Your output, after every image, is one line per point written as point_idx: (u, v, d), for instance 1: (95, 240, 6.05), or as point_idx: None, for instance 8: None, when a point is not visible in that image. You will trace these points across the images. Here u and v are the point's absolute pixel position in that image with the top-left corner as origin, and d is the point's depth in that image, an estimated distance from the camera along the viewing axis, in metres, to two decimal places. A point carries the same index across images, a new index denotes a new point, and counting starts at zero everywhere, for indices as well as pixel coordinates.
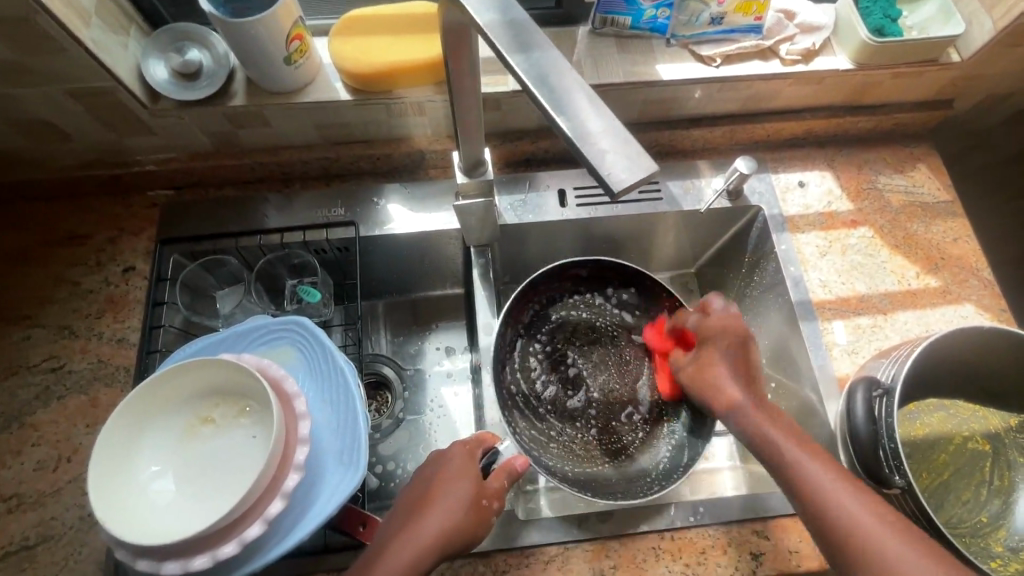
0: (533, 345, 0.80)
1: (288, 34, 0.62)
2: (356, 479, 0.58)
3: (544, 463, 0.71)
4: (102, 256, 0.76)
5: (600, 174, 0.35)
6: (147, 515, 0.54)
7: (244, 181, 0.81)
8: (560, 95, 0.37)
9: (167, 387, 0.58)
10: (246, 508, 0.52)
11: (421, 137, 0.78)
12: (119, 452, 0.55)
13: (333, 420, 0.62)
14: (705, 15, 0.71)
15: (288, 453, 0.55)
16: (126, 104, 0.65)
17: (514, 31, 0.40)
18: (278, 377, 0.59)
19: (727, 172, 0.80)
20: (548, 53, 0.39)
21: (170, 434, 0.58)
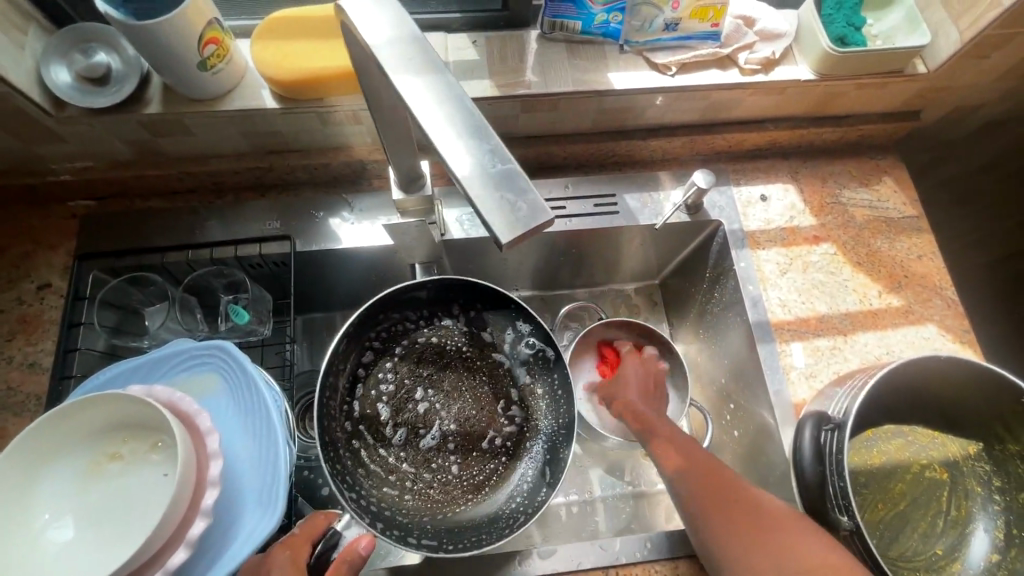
0: (368, 386, 0.71)
1: (202, 38, 0.57)
2: (275, 520, 0.54)
3: (390, 522, 0.63)
4: (14, 273, 0.70)
5: (490, 218, 0.32)
6: (41, 565, 0.51)
7: (174, 191, 0.76)
8: (453, 131, 0.34)
9: (65, 425, 0.53)
10: (145, 560, 0.48)
11: (362, 146, 0.74)
12: (9, 497, 0.51)
13: (255, 454, 0.58)
14: (659, 20, 0.67)
15: (196, 496, 0.51)
16: (27, 112, 0.60)
17: (412, 49, 0.36)
18: (190, 411, 0.55)
19: (685, 186, 0.76)
20: (443, 79, 0.36)
21: (71, 473, 0.54)
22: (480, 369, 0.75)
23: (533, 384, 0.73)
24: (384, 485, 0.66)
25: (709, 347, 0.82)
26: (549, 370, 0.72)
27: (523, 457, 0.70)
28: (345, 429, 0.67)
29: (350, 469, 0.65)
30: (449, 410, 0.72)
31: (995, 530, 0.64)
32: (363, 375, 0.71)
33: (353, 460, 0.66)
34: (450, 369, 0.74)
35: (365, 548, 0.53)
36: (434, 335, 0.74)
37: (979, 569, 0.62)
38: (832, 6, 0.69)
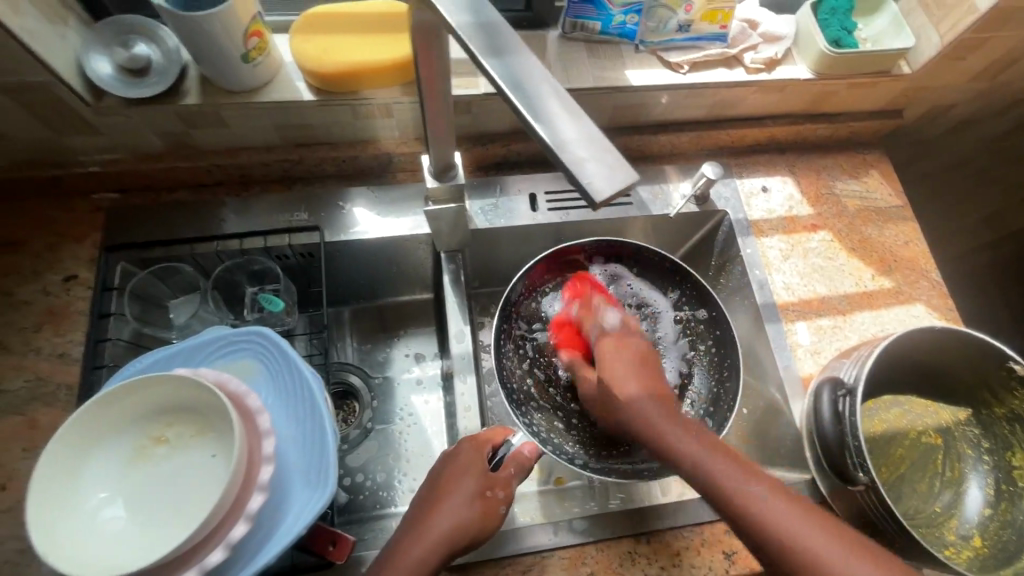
0: (549, 332, 0.77)
1: (246, 31, 0.59)
2: (326, 496, 0.56)
3: (558, 453, 0.68)
4: (39, 265, 0.70)
5: (579, 181, 0.34)
6: (95, 547, 0.50)
7: (199, 184, 0.77)
8: (537, 103, 0.36)
9: (114, 408, 0.54)
10: (206, 534, 0.49)
11: (388, 140, 0.76)
12: (59, 481, 0.51)
13: (302, 435, 0.59)
14: (672, 22, 0.72)
15: (251, 473, 0.52)
16: (66, 101, 0.60)
17: (489, 35, 0.39)
18: (240, 392, 0.56)
19: (694, 178, 0.81)
20: (524, 59, 0.39)
21: (119, 457, 0.54)
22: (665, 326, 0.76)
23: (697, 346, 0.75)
24: (553, 422, 0.72)
25: None
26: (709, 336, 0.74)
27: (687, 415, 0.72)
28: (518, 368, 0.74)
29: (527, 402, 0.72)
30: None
31: (986, 487, 0.69)
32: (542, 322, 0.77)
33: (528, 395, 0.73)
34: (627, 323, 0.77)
35: (529, 452, 0.61)
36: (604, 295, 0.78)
37: (974, 523, 0.68)
38: (826, 12, 0.75)
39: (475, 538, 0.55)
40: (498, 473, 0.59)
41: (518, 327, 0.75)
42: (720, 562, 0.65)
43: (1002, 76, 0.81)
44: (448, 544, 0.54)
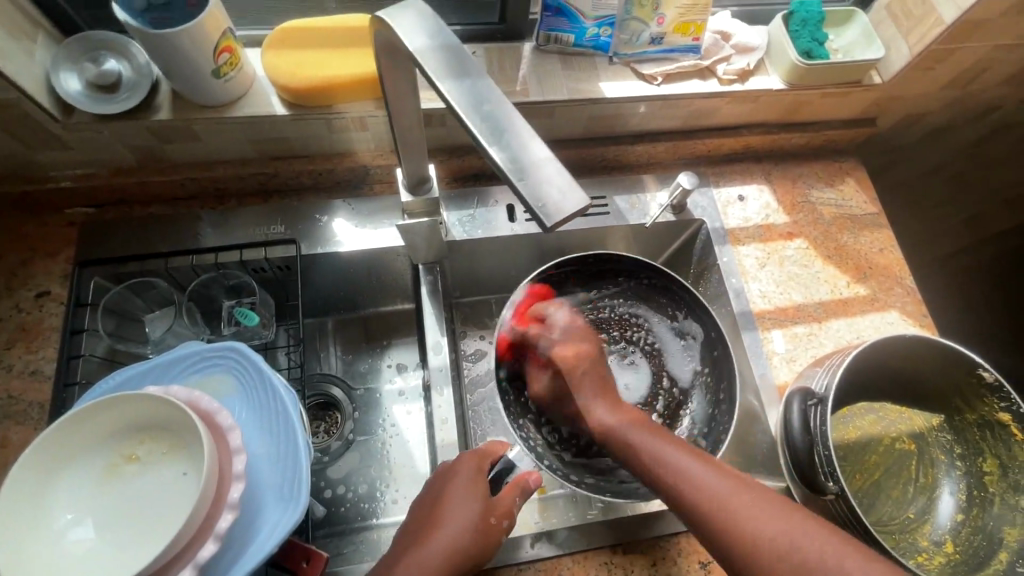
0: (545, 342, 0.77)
1: (217, 47, 0.59)
2: (298, 513, 0.55)
3: (552, 468, 0.68)
4: (12, 281, 0.70)
5: (534, 205, 0.34)
6: (62, 569, 0.50)
7: (175, 198, 0.76)
8: (494, 126, 0.37)
9: (82, 428, 0.53)
10: (173, 555, 0.48)
11: (365, 152, 0.76)
12: (26, 502, 0.50)
13: (276, 452, 0.59)
14: (645, 34, 0.73)
15: (221, 492, 0.52)
16: (35, 117, 0.60)
17: (451, 58, 0.40)
18: (211, 410, 0.56)
19: (670, 187, 0.82)
20: (482, 81, 0.39)
21: (88, 477, 0.54)
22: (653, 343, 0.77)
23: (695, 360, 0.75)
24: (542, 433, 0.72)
25: None
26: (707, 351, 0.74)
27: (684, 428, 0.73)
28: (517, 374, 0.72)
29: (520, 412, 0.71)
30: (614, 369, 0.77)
31: (959, 493, 0.70)
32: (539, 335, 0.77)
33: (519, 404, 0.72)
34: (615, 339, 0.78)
35: (534, 481, 0.60)
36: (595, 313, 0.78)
37: (946, 529, 0.68)
38: (797, 23, 0.76)
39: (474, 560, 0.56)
40: (500, 501, 0.59)
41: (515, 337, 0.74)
42: (696, 571, 0.65)
43: (972, 85, 0.82)
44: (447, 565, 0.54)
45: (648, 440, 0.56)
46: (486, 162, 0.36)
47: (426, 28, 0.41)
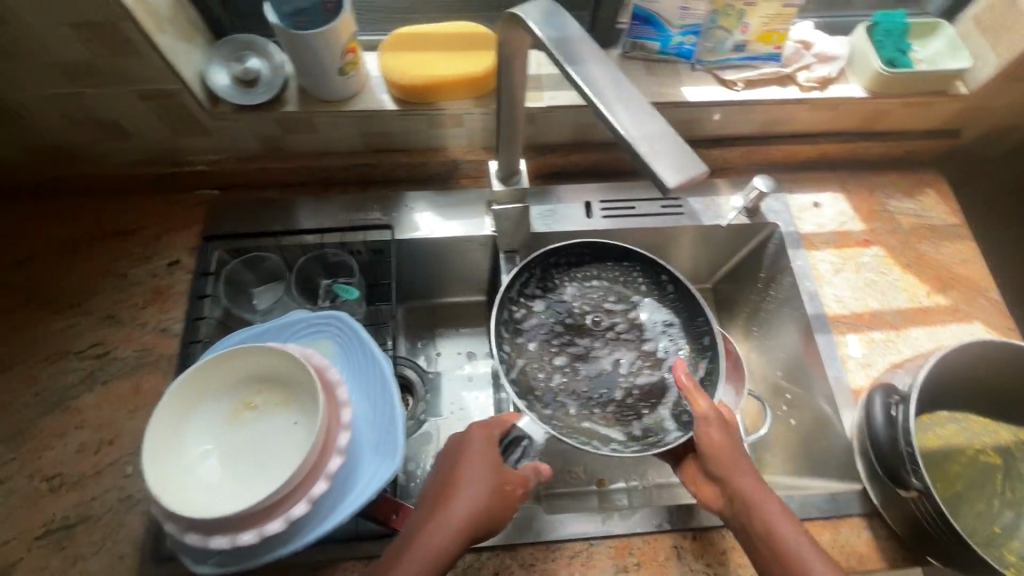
0: (555, 326, 0.75)
1: (345, 48, 0.67)
2: (394, 467, 0.60)
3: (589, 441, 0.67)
4: (149, 250, 0.79)
5: (653, 173, 0.38)
6: (195, 491, 0.57)
7: (288, 185, 0.85)
8: (620, 104, 0.41)
9: (218, 372, 0.61)
10: (290, 491, 0.54)
11: (457, 148, 0.83)
12: (171, 431, 0.58)
13: (373, 411, 0.64)
14: (729, 42, 0.76)
15: (331, 439, 0.58)
16: (188, 106, 0.70)
17: (578, 46, 0.44)
18: (323, 365, 0.62)
19: (746, 191, 0.84)
20: (605, 67, 0.43)
21: (218, 416, 0.61)
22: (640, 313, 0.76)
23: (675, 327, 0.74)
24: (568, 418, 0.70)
25: (762, 344, 0.88)
26: (680, 308, 0.75)
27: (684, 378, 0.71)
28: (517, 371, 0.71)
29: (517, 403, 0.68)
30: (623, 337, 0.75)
31: None
32: (544, 324, 0.75)
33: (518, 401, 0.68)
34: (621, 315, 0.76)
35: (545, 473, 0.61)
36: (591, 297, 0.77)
37: None
38: (881, 34, 0.78)
39: (488, 524, 0.57)
40: (514, 470, 0.60)
41: (513, 334, 0.74)
42: None
43: None
44: (466, 528, 0.55)
45: (750, 490, 0.58)
46: (609, 134, 0.40)
47: (560, 21, 0.46)
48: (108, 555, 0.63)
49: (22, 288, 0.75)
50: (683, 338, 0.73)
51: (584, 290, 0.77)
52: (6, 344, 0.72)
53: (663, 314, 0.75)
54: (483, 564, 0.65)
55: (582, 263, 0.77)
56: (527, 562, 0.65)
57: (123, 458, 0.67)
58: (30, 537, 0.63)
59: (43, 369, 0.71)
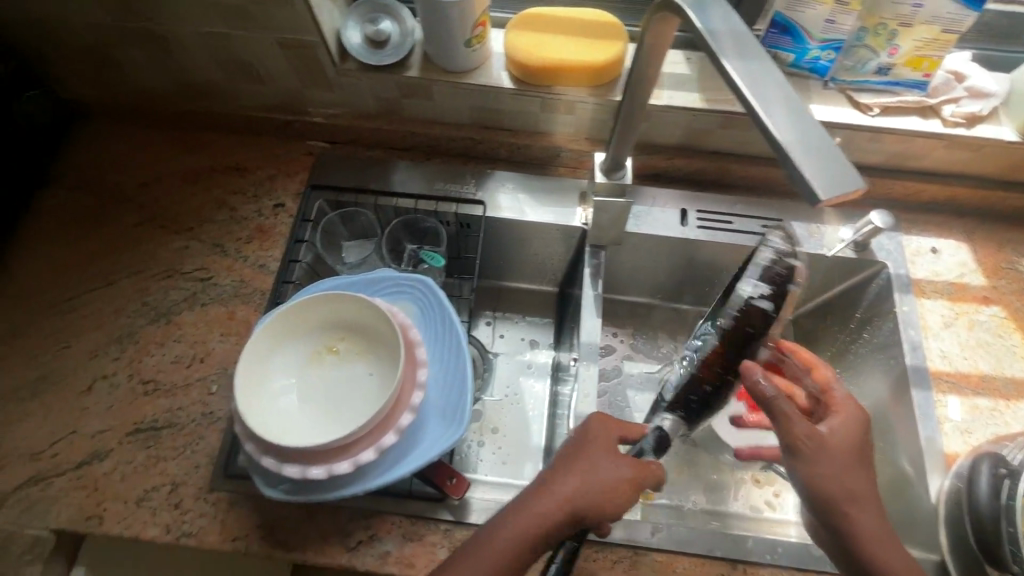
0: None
1: (475, 21, 0.68)
2: (458, 434, 0.61)
3: None
4: (258, 189, 0.84)
5: (803, 183, 0.36)
6: (275, 419, 0.60)
7: (392, 147, 0.87)
8: (776, 107, 0.38)
9: (310, 312, 0.64)
10: (361, 436, 0.57)
11: (562, 135, 0.82)
12: (262, 360, 0.62)
13: (444, 379, 0.66)
14: (872, 63, 0.71)
15: (404, 395, 0.59)
16: (320, 59, 0.73)
17: (738, 41, 0.42)
18: (406, 324, 0.63)
19: (858, 223, 0.79)
20: (765, 66, 0.40)
21: (303, 354, 0.64)
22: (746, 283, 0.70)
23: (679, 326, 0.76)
24: None
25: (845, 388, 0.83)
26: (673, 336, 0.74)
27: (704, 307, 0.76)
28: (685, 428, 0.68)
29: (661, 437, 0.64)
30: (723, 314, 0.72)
31: None
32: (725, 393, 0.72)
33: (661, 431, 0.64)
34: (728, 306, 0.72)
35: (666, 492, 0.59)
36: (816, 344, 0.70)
37: None
38: None
39: (594, 519, 0.54)
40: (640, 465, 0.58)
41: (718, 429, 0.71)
42: None
43: None
44: (570, 508, 0.53)
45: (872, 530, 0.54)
46: (762, 136, 0.37)
47: (720, 10, 0.43)
48: (186, 462, 0.68)
49: (147, 206, 0.82)
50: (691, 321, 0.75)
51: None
52: (125, 255, 0.79)
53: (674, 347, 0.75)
54: None
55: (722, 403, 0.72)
56: None
57: (210, 377, 0.72)
58: (123, 431, 0.69)
59: (154, 283, 0.78)
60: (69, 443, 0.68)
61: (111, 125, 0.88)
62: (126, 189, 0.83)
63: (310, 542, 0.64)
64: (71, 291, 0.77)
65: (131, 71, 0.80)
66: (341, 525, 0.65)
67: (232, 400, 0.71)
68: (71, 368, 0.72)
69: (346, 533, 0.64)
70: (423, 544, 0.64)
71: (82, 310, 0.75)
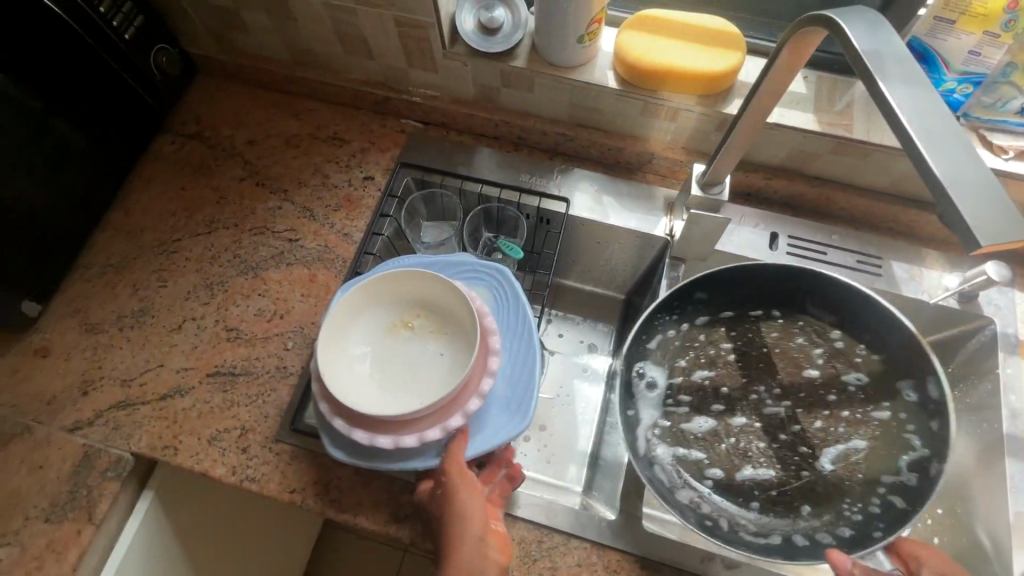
0: (789, 451, 0.70)
1: (593, 18, 0.67)
2: (520, 428, 0.62)
3: (719, 338, 0.73)
4: (351, 160, 0.86)
5: (961, 229, 0.35)
6: (348, 383, 0.63)
7: (483, 134, 0.88)
8: (938, 138, 0.37)
9: (391, 285, 0.65)
10: (428, 413, 0.59)
11: (658, 141, 0.80)
12: (342, 325, 0.64)
13: (513, 372, 0.65)
14: (1015, 102, 0.65)
15: (474, 380, 0.60)
16: (431, 41, 0.75)
17: (899, 65, 0.40)
18: (483, 311, 0.64)
19: (968, 272, 0.73)
20: (926, 94, 0.39)
21: (379, 325, 0.67)
22: (749, 359, 0.74)
23: (663, 431, 0.70)
24: (731, 361, 0.74)
25: None
26: (663, 438, 0.69)
27: (656, 394, 0.71)
28: (799, 527, 0.64)
29: (716, 519, 0.65)
30: (734, 387, 0.74)
31: None
32: (823, 454, 0.70)
33: (720, 519, 0.65)
34: (739, 363, 0.74)
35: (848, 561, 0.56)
36: (840, 358, 0.71)
37: None
38: None
39: None
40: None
41: (855, 509, 0.65)
42: None
43: None
44: None
45: None
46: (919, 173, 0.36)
47: (875, 31, 0.42)
48: (257, 410, 0.71)
49: (248, 164, 0.86)
50: (657, 413, 0.70)
51: (837, 392, 0.72)
52: (225, 208, 0.84)
53: (670, 444, 0.69)
54: (571, 550, 0.65)
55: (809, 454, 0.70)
56: (611, 568, 0.64)
57: (288, 333, 0.75)
58: (204, 372, 0.73)
59: (247, 237, 0.82)
60: (156, 375, 0.73)
61: (227, 83, 0.93)
62: (233, 146, 0.88)
63: (361, 507, 0.66)
64: (175, 235, 0.82)
65: (251, 34, 0.84)
66: (393, 497, 0.66)
67: (306, 358, 0.74)
68: (166, 305, 0.77)
69: (396, 504, 0.66)
70: None
71: (182, 254, 0.81)
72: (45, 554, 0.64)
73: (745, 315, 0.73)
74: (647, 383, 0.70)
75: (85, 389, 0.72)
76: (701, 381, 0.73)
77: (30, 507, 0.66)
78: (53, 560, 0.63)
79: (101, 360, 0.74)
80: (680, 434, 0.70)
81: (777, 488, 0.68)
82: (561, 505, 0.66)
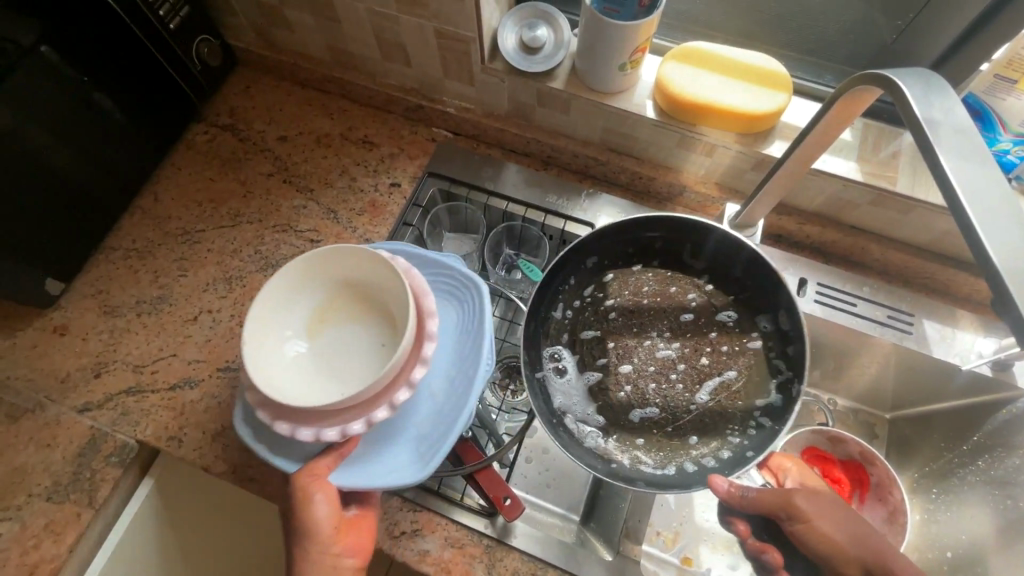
0: (680, 390, 0.70)
1: (637, 47, 0.66)
2: (420, 476, 0.58)
3: (593, 293, 0.72)
4: (379, 166, 0.86)
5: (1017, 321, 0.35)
6: (279, 352, 0.62)
7: (514, 150, 0.87)
8: (994, 217, 0.37)
9: (343, 262, 0.63)
10: (334, 409, 0.55)
11: (691, 174, 0.79)
12: (277, 303, 0.62)
13: (454, 374, 0.64)
14: None
15: (390, 388, 0.56)
16: (471, 55, 0.74)
17: (959, 133, 0.40)
18: (427, 313, 0.59)
19: (1004, 341, 0.70)
20: (984, 166, 0.39)
21: (329, 305, 0.65)
22: (632, 311, 0.73)
23: (575, 407, 0.67)
24: (616, 319, 0.73)
25: (939, 510, 0.75)
26: (573, 403, 0.68)
27: (559, 365, 0.69)
28: (691, 456, 0.65)
29: (619, 458, 0.64)
30: (621, 342, 0.73)
31: None
32: (702, 387, 0.70)
33: (624, 457, 0.65)
34: (630, 316, 0.73)
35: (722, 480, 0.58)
36: (714, 295, 0.70)
37: None
38: None
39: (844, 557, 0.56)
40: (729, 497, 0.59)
41: (736, 434, 0.65)
42: None
43: None
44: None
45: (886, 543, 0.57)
46: (976, 260, 0.36)
47: (932, 94, 0.41)
48: None
49: (278, 160, 0.87)
50: (563, 382, 0.69)
51: (713, 329, 0.71)
52: (251, 202, 0.84)
53: (585, 409, 0.68)
54: None
55: (693, 385, 0.70)
56: None
57: None
58: (216, 366, 0.73)
59: (269, 234, 0.82)
60: (168, 364, 0.73)
61: (264, 77, 0.93)
62: (263, 141, 0.88)
63: None
64: (199, 224, 0.83)
65: (293, 32, 0.85)
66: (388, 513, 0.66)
67: None
68: (184, 295, 0.78)
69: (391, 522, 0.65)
70: (461, 553, 0.64)
71: (204, 245, 0.81)
72: (43, 534, 0.64)
73: (626, 270, 0.71)
74: (552, 356, 0.69)
75: (97, 371, 0.73)
76: (586, 337, 0.72)
77: (34, 485, 0.66)
78: (50, 541, 0.64)
79: (116, 343, 0.74)
80: (585, 396, 0.69)
81: (667, 427, 0.68)
82: (559, 540, 0.65)
